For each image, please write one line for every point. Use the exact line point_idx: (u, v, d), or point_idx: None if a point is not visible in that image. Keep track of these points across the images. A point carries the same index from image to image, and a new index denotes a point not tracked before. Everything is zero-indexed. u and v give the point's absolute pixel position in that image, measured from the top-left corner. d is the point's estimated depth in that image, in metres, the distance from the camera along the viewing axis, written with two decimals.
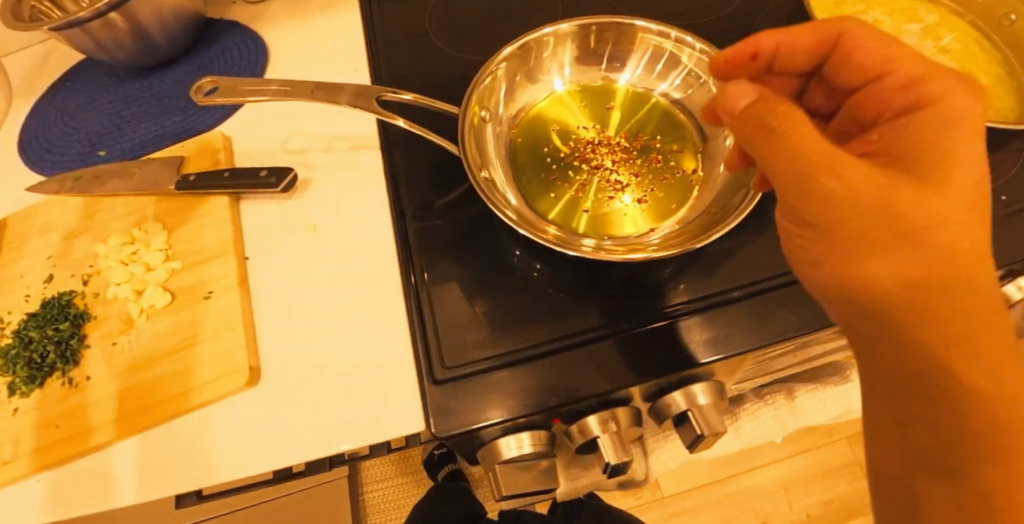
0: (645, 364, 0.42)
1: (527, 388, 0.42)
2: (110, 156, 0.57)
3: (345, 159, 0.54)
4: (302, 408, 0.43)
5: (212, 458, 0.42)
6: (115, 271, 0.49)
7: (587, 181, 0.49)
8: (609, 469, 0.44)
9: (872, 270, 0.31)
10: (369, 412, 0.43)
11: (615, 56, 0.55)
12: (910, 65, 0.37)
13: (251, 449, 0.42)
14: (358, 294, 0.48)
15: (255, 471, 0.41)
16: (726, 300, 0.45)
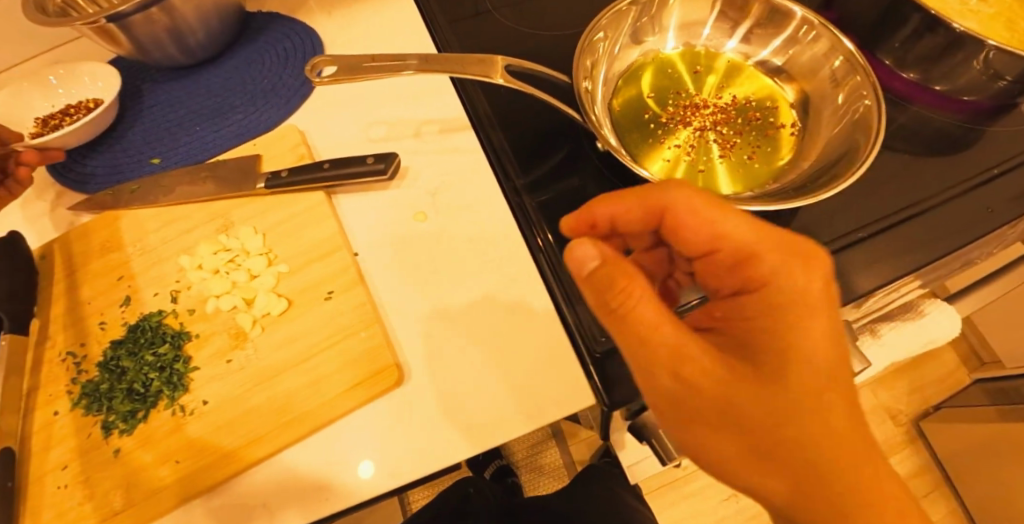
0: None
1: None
2: (168, 164, 0.52)
3: (438, 143, 0.51)
4: (403, 419, 0.40)
5: (314, 485, 0.38)
6: (212, 282, 0.44)
7: (697, 143, 0.49)
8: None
9: (711, 444, 0.31)
10: (484, 409, 0.40)
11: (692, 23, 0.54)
12: (738, 243, 0.34)
13: (343, 472, 0.39)
14: (488, 278, 0.45)
15: (349, 504, 0.38)
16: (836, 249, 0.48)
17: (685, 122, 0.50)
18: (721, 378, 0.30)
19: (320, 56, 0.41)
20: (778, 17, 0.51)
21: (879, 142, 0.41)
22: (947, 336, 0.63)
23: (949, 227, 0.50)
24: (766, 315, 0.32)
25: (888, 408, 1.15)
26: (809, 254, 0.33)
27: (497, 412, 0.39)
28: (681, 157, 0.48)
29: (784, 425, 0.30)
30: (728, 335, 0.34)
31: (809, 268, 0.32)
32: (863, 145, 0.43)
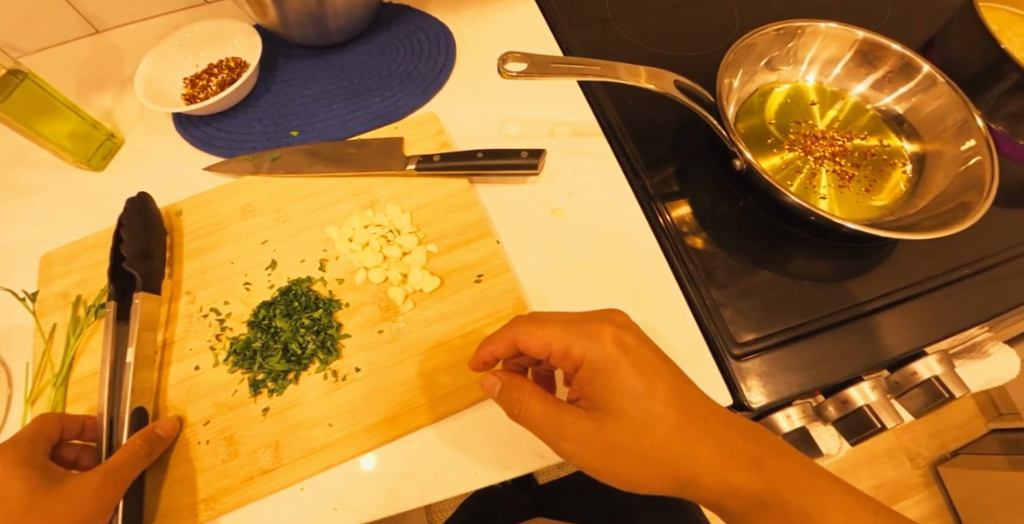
0: (918, 338, 0.46)
1: (814, 365, 0.44)
2: (305, 137, 0.53)
3: (571, 144, 0.54)
4: None
5: (434, 468, 0.39)
6: (363, 254, 0.45)
7: (819, 172, 0.52)
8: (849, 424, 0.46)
9: (655, 483, 0.35)
10: None
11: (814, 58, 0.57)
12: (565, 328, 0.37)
13: (456, 464, 0.39)
14: (624, 279, 0.47)
15: (459, 491, 0.38)
16: (941, 283, 0.49)
17: (807, 150, 0.53)
18: (607, 437, 0.34)
19: (512, 51, 0.44)
20: (909, 68, 0.54)
21: (995, 182, 0.45)
22: (1006, 377, 0.66)
23: None
24: (570, 426, 0.35)
25: (905, 449, 1.19)
26: (596, 324, 0.37)
27: None
28: (804, 183, 0.51)
29: (642, 468, 0.34)
30: (591, 399, 0.36)
31: (591, 335, 0.36)
32: (985, 183, 0.46)
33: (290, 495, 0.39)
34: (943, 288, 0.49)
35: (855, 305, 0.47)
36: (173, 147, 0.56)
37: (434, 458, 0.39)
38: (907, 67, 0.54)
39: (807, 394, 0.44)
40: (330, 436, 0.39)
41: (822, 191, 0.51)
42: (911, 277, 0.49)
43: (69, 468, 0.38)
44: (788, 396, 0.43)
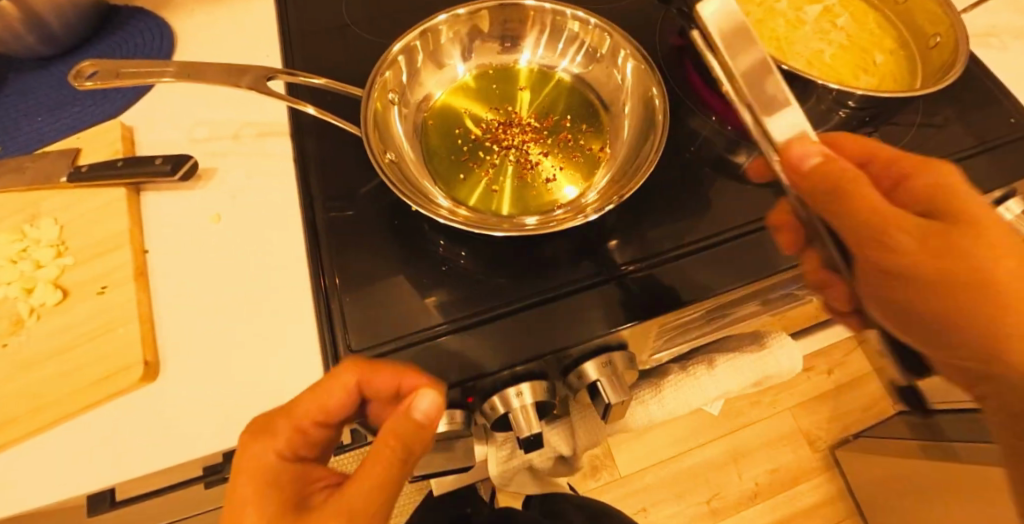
0: (551, 338, 0.45)
1: (430, 369, 0.43)
2: (6, 151, 0.55)
3: (252, 146, 0.52)
4: (134, 421, 0.43)
5: (40, 478, 0.41)
6: (3, 270, 0.47)
7: (498, 162, 0.48)
8: (524, 442, 0.45)
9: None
10: (217, 409, 0.43)
11: (520, 36, 0.53)
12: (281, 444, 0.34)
13: (56, 469, 0.42)
14: (264, 284, 0.47)
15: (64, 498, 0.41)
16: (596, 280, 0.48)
17: (488, 137, 0.50)
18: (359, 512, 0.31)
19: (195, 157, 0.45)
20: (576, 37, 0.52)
21: (655, 162, 0.43)
22: (783, 369, 0.63)
23: (743, 263, 0.49)
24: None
25: (806, 434, 1.17)
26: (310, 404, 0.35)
27: (215, 421, 0.42)
28: (473, 175, 0.48)
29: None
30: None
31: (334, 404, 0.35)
32: (648, 163, 0.44)
33: None
34: (597, 286, 0.47)
35: (461, 315, 0.45)
36: None
37: (38, 463, 0.42)
38: (570, 23, 0.51)
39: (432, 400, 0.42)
40: None
41: (495, 184, 0.48)
42: (574, 273, 0.48)
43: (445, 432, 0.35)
44: None
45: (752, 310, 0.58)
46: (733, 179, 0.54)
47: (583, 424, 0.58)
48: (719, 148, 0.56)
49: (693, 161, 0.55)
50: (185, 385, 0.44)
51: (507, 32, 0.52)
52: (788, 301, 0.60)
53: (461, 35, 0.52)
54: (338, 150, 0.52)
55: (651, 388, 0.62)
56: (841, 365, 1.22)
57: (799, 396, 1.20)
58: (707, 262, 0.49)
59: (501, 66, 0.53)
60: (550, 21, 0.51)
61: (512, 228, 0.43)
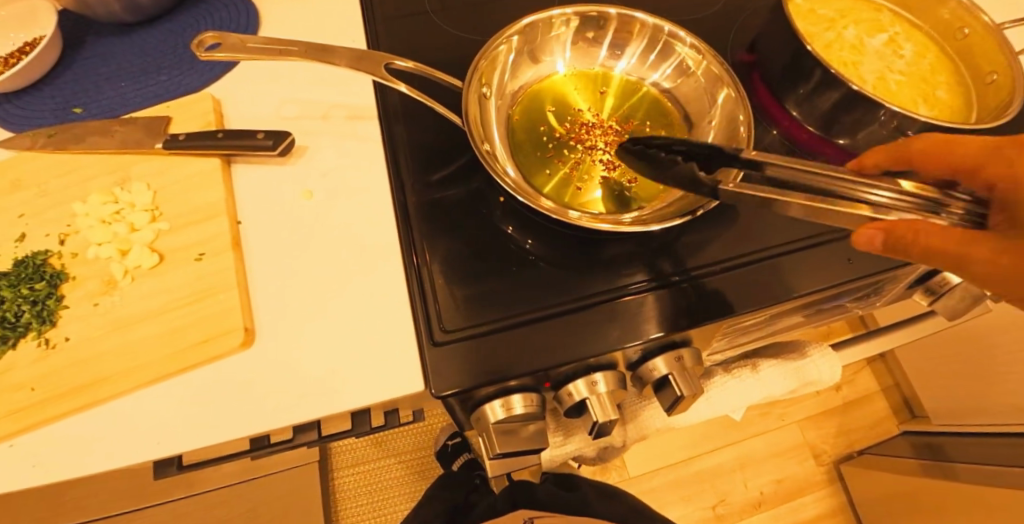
0: (627, 332, 0.47)
1: (494, 357, 0.44)
2: (88, 114, 0.54)
3: (341, 127, 0.53)
4: (227, 387, 0.44)
5: (132, 434, 0.43)
6: (96, 231, 0.47)
7: (581, 160, 0.50)
8: (596, 428, 0.47)
9: None
10: (310, 379, 0.44)
11: (626, 44, 0.54)
12: None
13: (148, 427, 0.43)
14: (350, 261, 0.48)
15: (155, 456, 0.42)
16: (656, 286, 0.49)
17: (574, 137, 0.51)
18: None
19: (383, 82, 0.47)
20: (669, 52, 0.53)
21: None
22: (822, 378, 0.66)
23: (806, 273, 0.51)
24: None
25: (812, 446, 1.21)
26: None
27: (307, 390, 0.44)
28: (559, 172, 0.49)
29: None
30: None
31: None
32: None
33: None
34: (670, 287, 0.49)
35: (543, 304, 0.48)
36: None
37: (130, 421, 0.43)
38: (669, 39, 0.52)
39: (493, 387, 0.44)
40: (31, 400, 0.42)
41: (579, 183, 0.49)
42: (637, 276, 0.50)
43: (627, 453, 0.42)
44: (477, 388, 0.43)
45: (799, 320, 0.61)
46: None
47: (633, 417, 0.60)
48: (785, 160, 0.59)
49: None
50: (278, 354, 0.45)
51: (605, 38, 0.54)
52: (836, 312, 0.62)
53: (562, 35, 0.53)
54: (425, 137, 0.53)
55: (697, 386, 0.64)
56: (851, 382, 1.26)
57: (808, 409, 1.23)
58: (761, 271, 0.51)
59: (590, 69, 0.54)
60: (650, 35, 0.52)
61: (585, 223, 0.45)
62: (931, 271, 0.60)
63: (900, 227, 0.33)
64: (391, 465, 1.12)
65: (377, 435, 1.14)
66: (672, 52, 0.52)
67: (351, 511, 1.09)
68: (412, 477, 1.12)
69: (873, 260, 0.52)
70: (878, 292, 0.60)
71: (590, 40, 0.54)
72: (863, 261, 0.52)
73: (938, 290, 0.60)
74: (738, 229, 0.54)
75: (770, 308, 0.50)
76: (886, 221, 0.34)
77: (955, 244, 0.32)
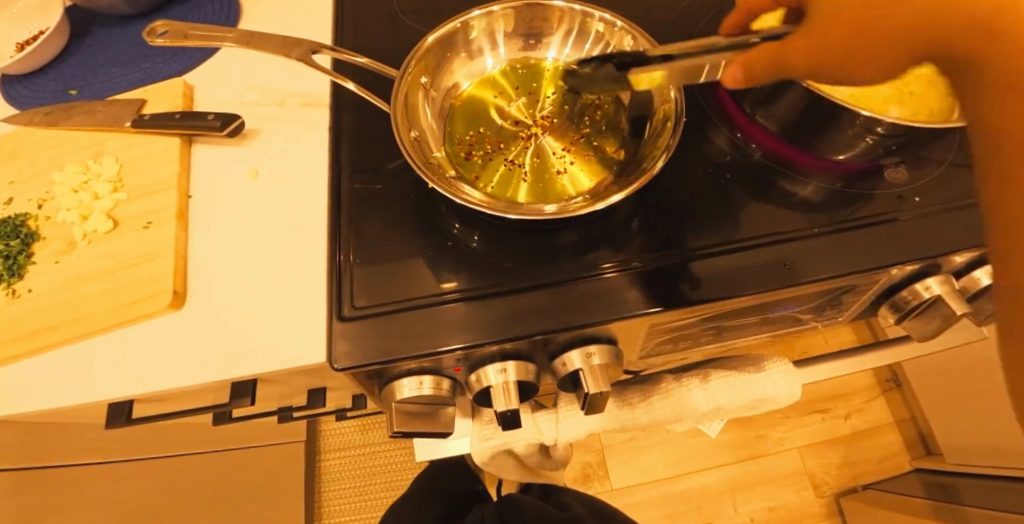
0: (538, 321, 0.47)
1: (412, 332, 0.46)
2: (81, 95, 0.61)
3: (295, 114, 0.57)
4: (159, 346, 0.48)
5: (75, 379, 0.47)
6: (66, 198, 0.52)
7: (516, 152, 0.51)
8: (501, 418, 0.47)
9: None
10: (235, 343, 0.47)
11: (544, 34, 0.55)
12: None
13: (88, 379, 0.47)
14: (286, 237, 0.52)
15: (90, 399, 0.46)
16: (581, 276, 0.49)
17: (509, 129, 0.52)
18: None
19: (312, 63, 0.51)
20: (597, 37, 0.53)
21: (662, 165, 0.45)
22: (780, 395, 0.61)
23: (747, 274, 0.49)
24: None
25: (813, 476, 1.14)
26: None
27: (231, 351, 0.47)
28: (490, 163, 0.51)
29: None
30: None
31: None
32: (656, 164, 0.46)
33: None
34: (604, 277, 0.49)
35: (459, 288, 0.49)
36: None
37: (74, 370, 0.47)
38: (595, 23, 0.52)
39: (418, 361, 0.46)
40: None
41: (518, 173, 0.50)
42: (571, 268, 0.50)
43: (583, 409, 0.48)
44: (391, 361, 0.45)
45: (752, 329, 0.57)
46: (758, 200, 0.54)
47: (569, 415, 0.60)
48: (745, 163, 0.57)
49: (708, 176, 0.56)
50: (205, 320, 0.49)
51: (528, 29, 0.55)
52: (792, 323, 0.58)
53: (489, 30, 0.54)
54: (370, 125, 0.56)
55: (640, 394, 0.62)
56: (861, 411, 1.18)
57: (810, 436, 1.16)
58: (712, 262, 0.50)
59: (525, 60, 0.55)
60: (576, 24, 0.53)
61: (510, 211, 0.45)
62: (899, 284, 0.55)
63: (753, 56, 0.36)
64: (375, 452, 1.15)
65: (364, 421, 1.17)
66: (602, 38, 0.53)
67: (333, 493, 1.13)
68: (393, 465, 1.14)
69: (815, 267, 0.50)
70: (836, 305, 0.56)
71: (521, 33, 0.55)
72: (805, 265, 0.50)
73: (904, 306, 0.55)
74: (673, 227, 0.52)
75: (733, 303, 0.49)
76: (747, 53, 0.36)
77: (767, 57, 0.35)
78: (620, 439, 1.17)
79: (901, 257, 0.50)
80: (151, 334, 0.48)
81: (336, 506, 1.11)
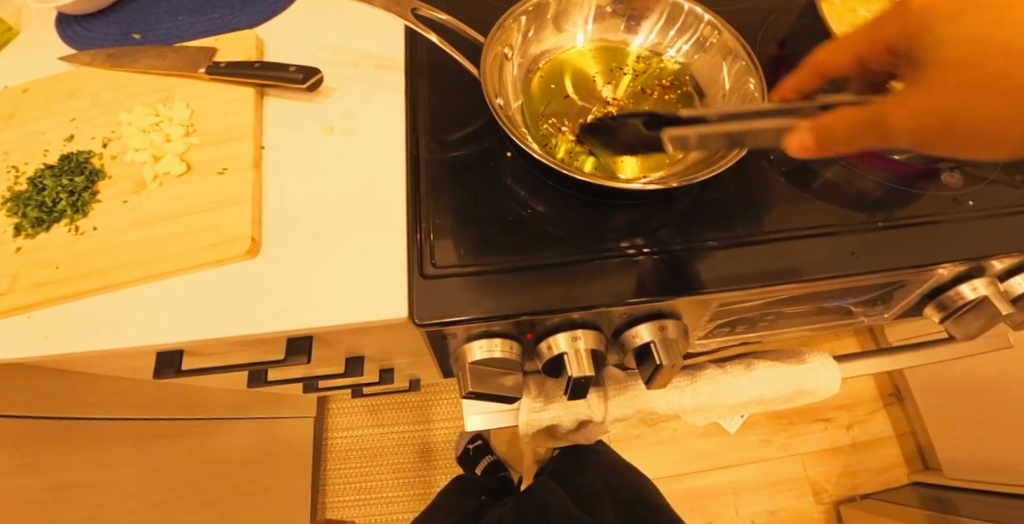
0: (612, 292, 0.47)
1: (489, 295, 0.46)
2: (145, 40, 0.59)
3: (370, 74, 0.57)
4: (230, 293, 0.47)
5: (141, 320, 0.46)
6: (136, 138, 0.51)
7: (590, 126, 0.52)
8: (571, 384, 0.48)
9: None
10: (307, 296, 0.47)
11: (644, 17, 0.56)
12: None
13: (156, 322, 0.46)
14: (359, 194, 0.51)
15: (155, 341, 0.45)
16: (652, 253, 0.50)
17: (587, 103, 0.53)
18: None
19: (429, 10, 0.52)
20: (684, 25, 0.54)
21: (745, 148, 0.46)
22: (820, 388, 0.63)
23: (810, 262, 0.51)
24: None
25: (813, 482, 1.16)
26: None
27: (303, 302, 0.47)
28: (571, 134, 0.51)
29: None
30: None
31: None
32: (737, 148, 0.47)
33: (17, 322, 0.46)
34: (675, 255, 0.50)
35: (537, 255, 0.49)
36: (48, 19, 0.62)
37: (141, 311, 0.46)
38: (688, 14, 0.53)
39: (493, 323, 0.46)
40: (55, 276, 0.47)
41: (592, 147, 0.51)
42: (643, 243, 0.51)
43: (645, 381, 0.50)
44: (468, 320, 0.45)
45: (801, 321, 0.59)
46: (806, 189, 0.56)
47: (616, 395, 0.60)
48: (805, 156, 0.59)
49: (770, 167, 0.58)
50: (276, 270, 0.48)
51: (630, 11, 0.56)
52: (841, 317, 0.60)
53: (590, 6, 0.55)
54: (445, 92, 0.56)
55: (685, 376, 0.63)
56: (864, 422, 1.21)
57: (813, 443, 1.19)
58: (773, 246, 0.52)
59: (614, 43, 0.56)
60: (669, 10, 0.54)
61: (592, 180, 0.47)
62: (945, 284, 0.57)
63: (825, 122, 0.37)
64: (382, 435, 1.14)
65: (373, 402, 1.16)
66: (690, 28, 0.54)
67: (337, 473, 1.11)
68: (399, 449, 1.12)
69: (873, 258, 0.52)
70: (885, 300, 0.58)
71: (615, 14, 0.56)
72: (866, 256, 0.52)
73: (951, 305, 0.57)
74: (740, 213, 0.54)
75: (773, 289, 0.50)
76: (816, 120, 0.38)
77: (860, 112, 0.36)
78: (627, 434, 1.18)
79: (957, 257, 0.52)
80: (223, 282, 0.48)
81: (340, 487, 1.10)
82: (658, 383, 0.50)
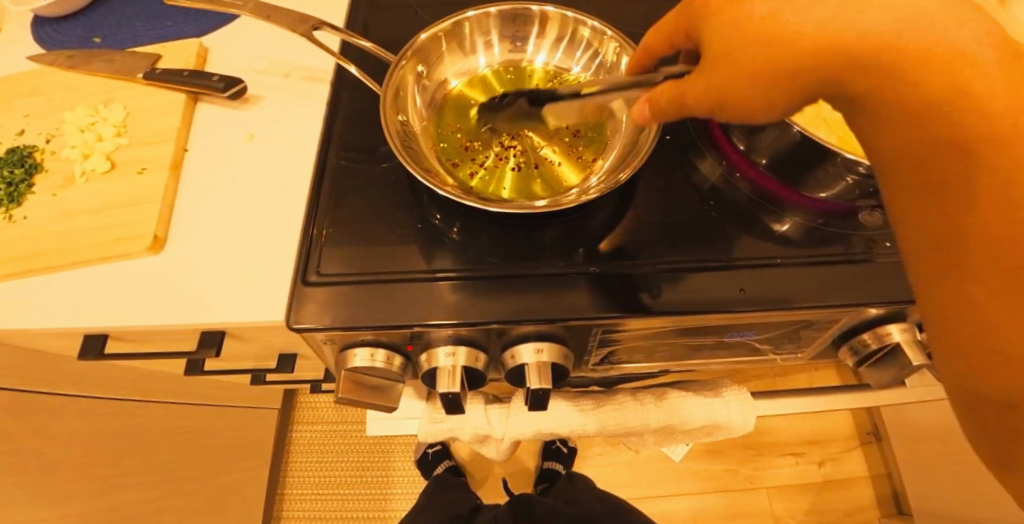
0: (491, 311, 0.48)
1: (367, 306, 0.48)
2: (103, 44, 0.64)
3: (297, 86, 0.60)
4: (134, 285, 0.50)
5: (54, 305, 0.50)
6: (73, 136, 0.55)
7: (495, 149, 0.53)
8: (445, 399, 0.49)
9: None
10: (203, 293, 0.50)
11: (535, 38, 0.57)
12: None
13: (64, 308, 0.49)
14: (268, 200, 0.54)
15: (61, 326, 0.49)
16: (539, 274, 0.50)
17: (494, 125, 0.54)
18: None
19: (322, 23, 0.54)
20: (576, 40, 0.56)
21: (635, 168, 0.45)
22: (733, 423, 0.61)
23: (703, 295, 0.50)
24: None
25: (777, 518, 1.12)
26: None
27: (200, 298, 0.50)
28: (470, 155, 0.52)
29: None
30: None
31: None
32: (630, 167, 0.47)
33: None
34: (562, 279, 0.50)
35: (426, 269, 0.50)
36: (26, 20, 0.68)
37: (54, 297, 0.50)
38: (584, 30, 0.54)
39: (370, 333, 0.47)
40: None
41: (501, 169, 0.51)
42: (534, 266, 0.51)
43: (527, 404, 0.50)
44: (341, 329, 0.47)
45: (707, 352, 0.58)
46: (717, 220, 0.55)
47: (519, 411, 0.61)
48: (723, 188, 0.58)
49: (684, 196, 0.57)
50: (179, 267, 0.51)
51: (515, 32, 0.57)
52: (751, 353, 0.59)
53: (482, 28, 0.56)
54: (364, 106, 0.58)
55: (591, 401, 0.62)
56: (837, 459, 1.16)
57: (781, 478, 1.15)
58: (666, 276, 0.51)
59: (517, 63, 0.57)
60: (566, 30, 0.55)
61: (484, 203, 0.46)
62: (860, 326, 0.54)
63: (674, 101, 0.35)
64: (345, 430, 1.17)
65: None
66: (590, 43, 0.55)
67: (299, 464, 1.15)
68: (360, 445, 1.15)
69: (770, 297, 0.50)
70: (795, 338, 0.57)
71: (511, 37, 0.57)
72: (763, 294, 0.50)
73: (863, 350, 0.55)
74: (643, 240, 0.53)
75: (660, 320, 0.49)
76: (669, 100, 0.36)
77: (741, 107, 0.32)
78: (587, 452, 1.17)
79: (862, 299, 0.50)
80: (130, 274, 0.51)
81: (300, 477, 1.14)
82: (540, 405, 0.50)
